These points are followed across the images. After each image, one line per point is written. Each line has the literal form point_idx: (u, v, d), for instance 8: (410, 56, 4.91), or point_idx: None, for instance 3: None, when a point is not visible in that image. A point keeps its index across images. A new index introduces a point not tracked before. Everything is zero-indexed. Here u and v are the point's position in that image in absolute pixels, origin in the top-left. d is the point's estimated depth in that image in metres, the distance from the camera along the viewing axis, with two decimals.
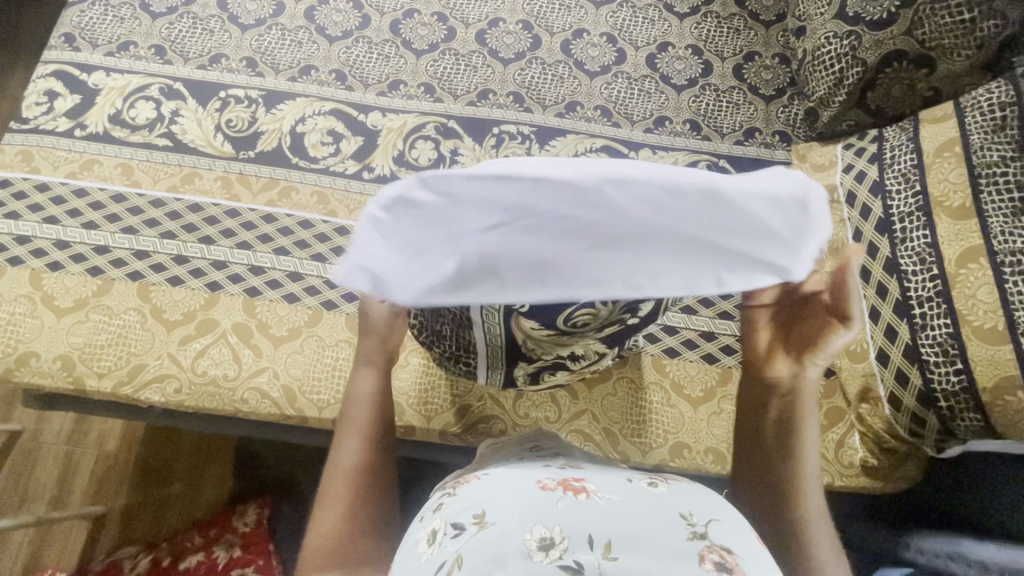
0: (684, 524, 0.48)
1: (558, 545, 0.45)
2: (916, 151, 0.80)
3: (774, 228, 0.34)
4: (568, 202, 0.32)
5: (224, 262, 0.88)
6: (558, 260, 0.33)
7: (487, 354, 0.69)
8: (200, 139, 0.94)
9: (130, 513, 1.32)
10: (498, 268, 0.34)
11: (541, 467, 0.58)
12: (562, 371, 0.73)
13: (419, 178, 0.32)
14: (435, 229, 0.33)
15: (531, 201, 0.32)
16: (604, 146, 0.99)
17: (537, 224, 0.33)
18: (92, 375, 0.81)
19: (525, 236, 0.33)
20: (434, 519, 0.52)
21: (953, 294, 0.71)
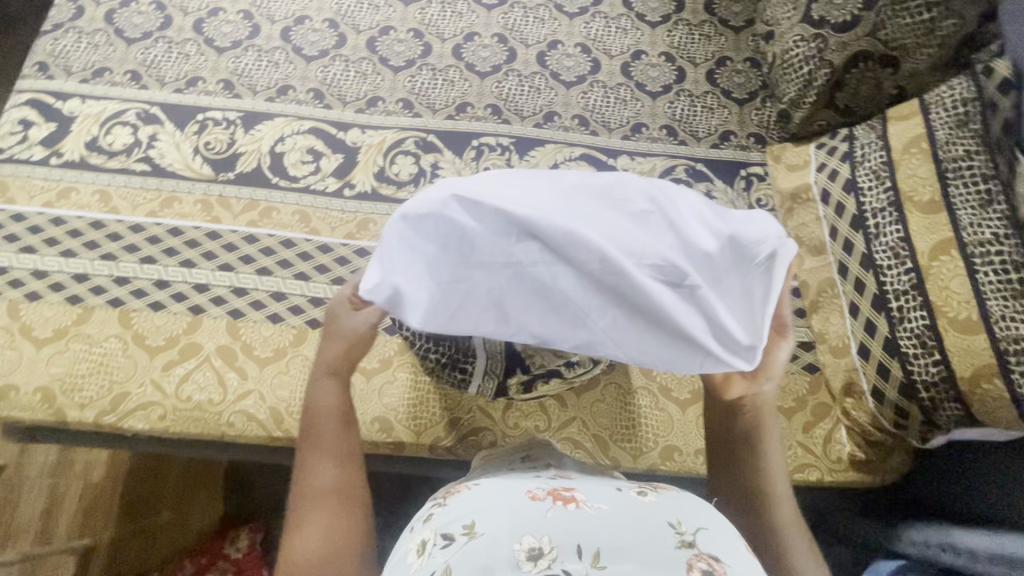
0: (672, 533, 0.48)
1: (547, 555, 0.45)
2: (886, 148, 0.82)
3: (700, 308, 0.50)
4: (577, 256, 0.48)
5: (206, 285, 0.87)
6: (543, 300, 0.50)
7: (487, 354, 0.71)
8: (178, 162, 0.94)
9: (119, 545, 1.29)
10: (503, 299, 0.50)
11: (532, 478, 0.57)
12: (555, 378, 0.75)
13: (485, 214, 0.49)
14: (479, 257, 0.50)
15: (548, 255, 0.49)
16: (583, 154, 1.00)
17: (544, 271, 0.49)
18: (74, 405, 0.80)
19: (531, 278, 0.50)
20: (425, 529, 0.51)
21: (928, 287, 0.72)
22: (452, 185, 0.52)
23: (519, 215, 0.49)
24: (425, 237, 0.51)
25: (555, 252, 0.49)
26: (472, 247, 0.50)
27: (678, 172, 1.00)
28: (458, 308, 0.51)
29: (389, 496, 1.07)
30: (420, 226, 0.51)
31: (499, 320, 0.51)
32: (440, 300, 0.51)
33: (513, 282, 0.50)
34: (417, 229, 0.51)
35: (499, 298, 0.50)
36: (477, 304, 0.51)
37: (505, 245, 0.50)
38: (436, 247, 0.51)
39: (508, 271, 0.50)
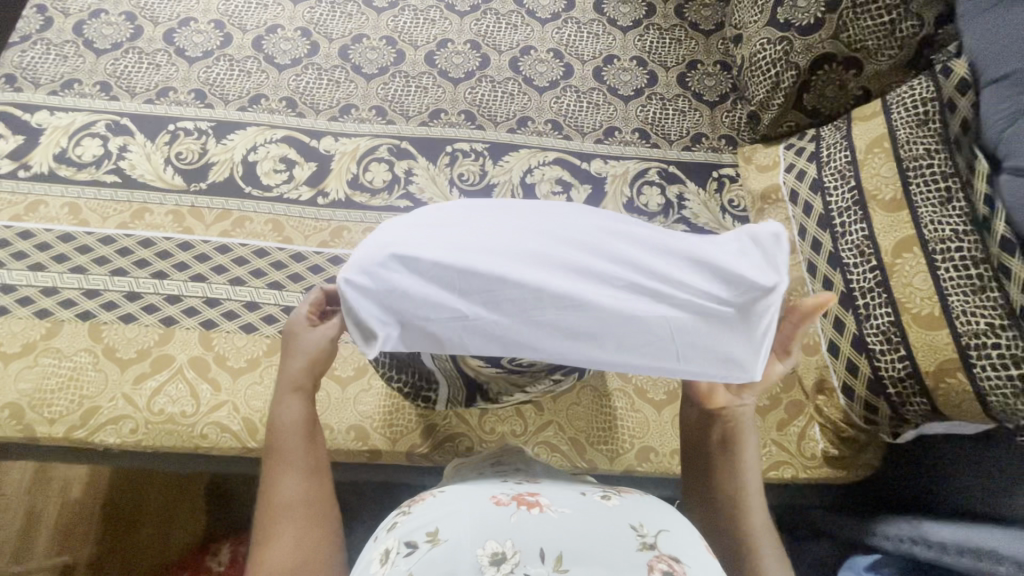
0: (633, 535, 0.49)
1: (510, 560, 0.45)
2: (850, 148, 0.84)
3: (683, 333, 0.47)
4: (536, 297, 0.45)
5: (178, 296, 0.87)
6: (513, 339, 0.47)
7: (448, 383, 0.72)
8: (149, 173, 0.94)
9: (99, 562, 1.27)
10: (469, 341, 0.48)
11: (497, 483, 0.57)
12: (519, 392, 0.72)
13: (432, 264, 0.46)
14: (437, 305, 0.46)
15: (511, 296, 0.45)
16: (557, 159, 1.01)
17: (507, 312, 0.46)
18: (43, 421, 0.79)
19: (496, 319, 0.46)
20: (388, 538, 0.51)
21: (892, 283, 0.73)
22: (390, 240, 0.47)
23: (463, 263, 0.45)
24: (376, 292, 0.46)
25: (514, 294, 0.45)
26: (427, 301, 0.46)
27: (650, 174, 1.00)
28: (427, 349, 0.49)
29: (369, 504, 1.06)
30: (362, 282, 0.46)
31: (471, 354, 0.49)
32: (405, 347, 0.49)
33: (478, 326, 0.47)
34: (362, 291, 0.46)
35: (471, 343, 0.47)
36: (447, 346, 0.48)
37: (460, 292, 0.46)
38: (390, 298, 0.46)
39: (471, 318, 0.46)
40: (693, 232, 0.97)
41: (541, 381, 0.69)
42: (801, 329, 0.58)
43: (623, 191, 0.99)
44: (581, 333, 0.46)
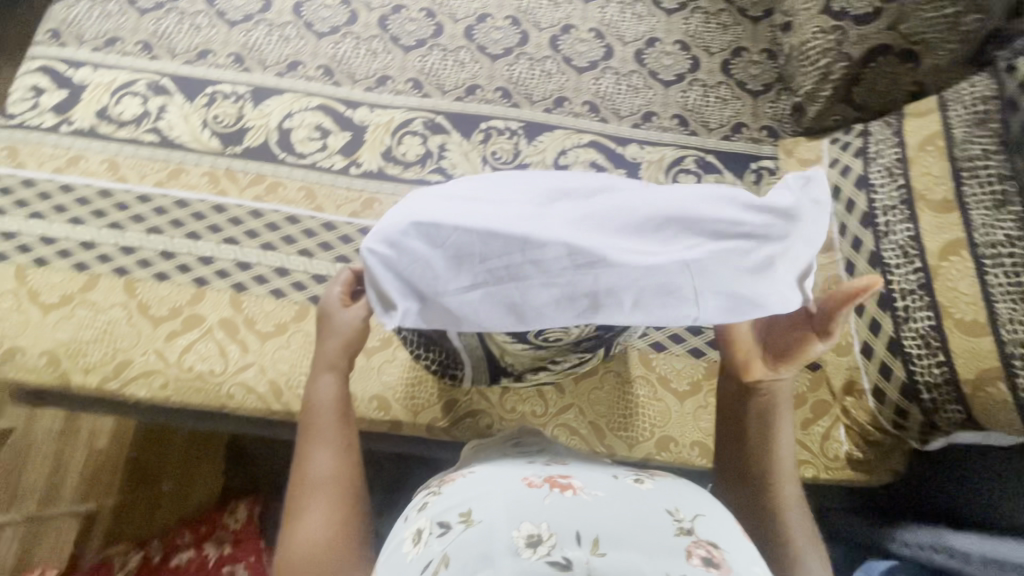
0: (670, 520, 0.49)
1: (546, 543, 0.45)
2: (900, 145, 0.81)
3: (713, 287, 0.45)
4: (556, 255, 0.44)
5: (211, 257, 0.88)
6: (536, 300, 0.46)
7: (473, 365, 0.73)
8: (186, 134, 0.94)
9: (121, 511, 1.32)
10: (492, 305, 0.47)
11: (527, 465, 0.58)
12: (540, 371, 0.73)
13: (449, 229, 0.45)
14: (457, 271, 0.46)
15: (530, 256, 0.44)
16: (592, 141, 0.99)
17: (527, 273, 0.45)
18: (78, 370, 0.81)
19: (516, 282, 0.45)
20: (419, 518, 0.52)
21: (936, 287, 0.71)
22: (413, 208, 0.47)
23: (480, 225, 0.44)
24: (399, 261, 0.47)
25: (532, 254, 0.44)
26: (446, 267, 0.46)
27: (687, 162, 0.98)
28: (450, 320, 0.49)
29: (385, 474, 1.08)
30: (386, 252, 0.47)
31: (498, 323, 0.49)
32: (428, 318, 0.49)
33: (501, 288, 0.46)
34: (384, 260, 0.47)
35: (494, 309, 0.47)
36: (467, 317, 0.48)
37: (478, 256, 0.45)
38: (411, 265, 0.47)
39: (491, 283, 0.46)
40: None
41: (563, 358, 0.69)
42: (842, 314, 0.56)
43: (658, 178, 0.97)
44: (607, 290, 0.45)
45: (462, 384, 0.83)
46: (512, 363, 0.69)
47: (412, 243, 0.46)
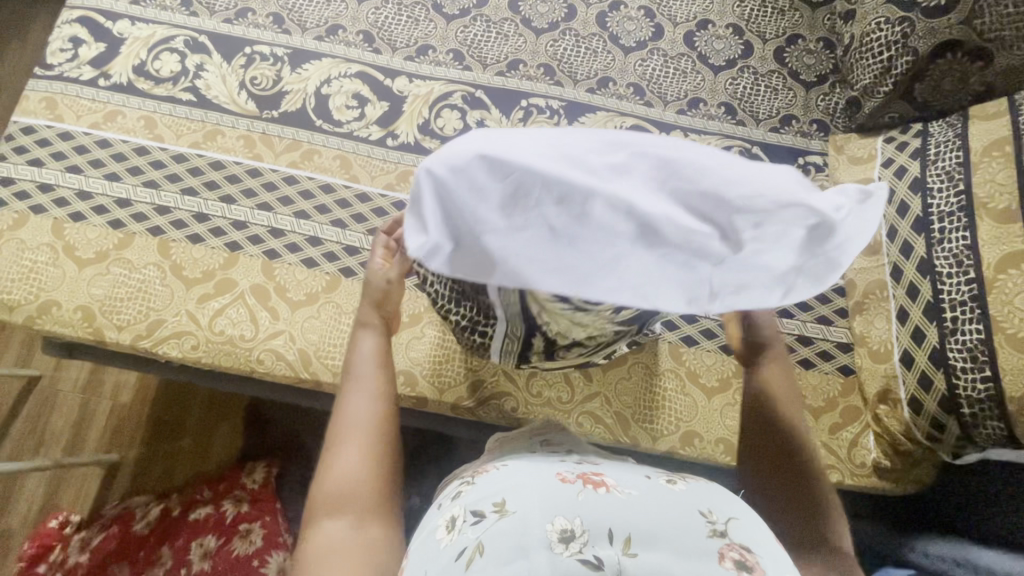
0: (704, 521, 0.48)
1: (579, 538, 0.46)
2: (964, 148, 0.77)
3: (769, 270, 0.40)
4: (622, 215, 0.37)
5: (244, 222, 0.87)
6: (584, 265, 0.38)
7: (506, 322, 0.61)
8: (223, 96, 0.93)
9: (142, 463, 1.35)
10: (533, 264, 0.38)
11: (558, 461, 0.58)
12: (573, 350, 0.67)
13: (515, 162, 0.36)
14: (508, 214, 0.38)
15: (593, 214, 0.37)
16: (634, 126, 0.96)
17: (582, 233, 0.38)
18: (112, 327, 0.82)
19: (569, 240, 0.38)
20: (453, 508, 0.53)
21: (989, 300, 0.68)
22: (482, 134, 0.39)
23: (550, 166, 0.36)
24: (450, 189, 0.38)
25: (598, 209, 0.37)
26: (500, 207, 0.38)
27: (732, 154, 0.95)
28: (479, 269, 0.40)
29: (403, 447, 1.09)
30: (439, 175, 0.38)
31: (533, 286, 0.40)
32: (454, 262, 0.40)
33: (551, 244, 0.38)
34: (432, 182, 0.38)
35: (535, 267, 0.38)
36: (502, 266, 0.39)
37: (538, 201, 0.37)
38: (461, 196, 0.38)
39: (544, 235, 0.38)
40: None
41: (597, 338, 0.62)
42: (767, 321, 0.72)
43: None
44: (667, 262, 0.38)
45: (485, 358, 0.77)
46: (546, 341, 0.63)
47: (472, 165, 0.37)
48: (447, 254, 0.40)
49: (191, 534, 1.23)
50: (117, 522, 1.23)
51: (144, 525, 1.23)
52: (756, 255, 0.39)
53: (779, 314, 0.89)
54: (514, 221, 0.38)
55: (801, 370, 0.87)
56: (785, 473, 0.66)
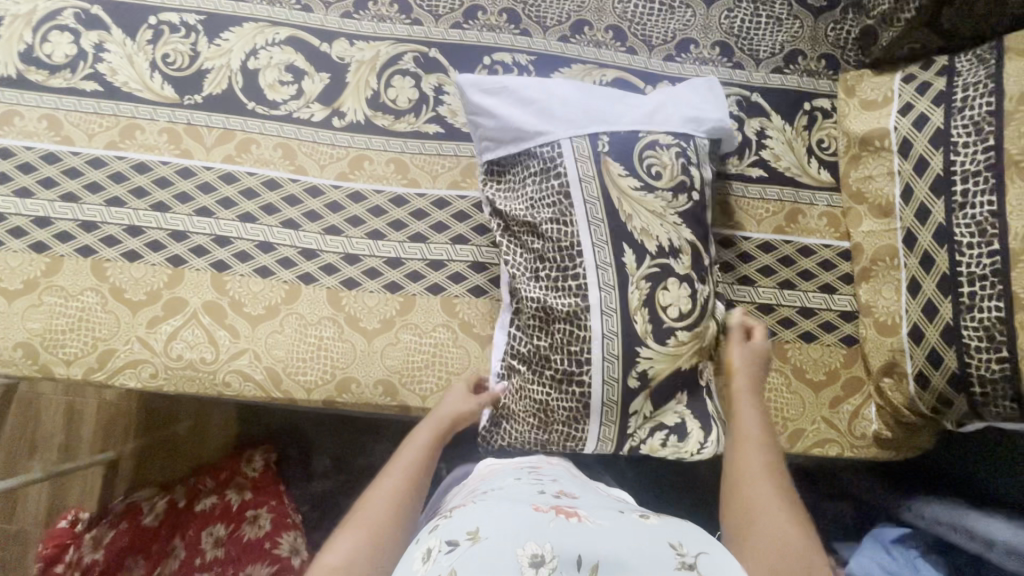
0: (672, 553, 0.45)
1: (548, 563, 0.43)
2: (997, 93, 0.66)
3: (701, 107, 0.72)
4: (612, 98, 0.72)
5: (184, 233, 0.78)
6: (611, 113, 0.70)
7: (592, 235, 0.66)
8: (134, 81, 0.79)
9: (141, 457, 1.34)
10: (586, 116, 0.70)
11: (537, 494, 0.55)
12: (675, 310, 0.66)
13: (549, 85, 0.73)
14: (557, 98, 0.71)
15: (598, 96, 0.72)
16: (616, 79, 0.83)
17: (600, 104, 0.71)
18: (59, 362, 0.75)
19: (595, 105, 0.71)
20: (429, 539, 0.49)
21: (1013, 275, 0.62)
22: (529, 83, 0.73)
23: (569, 85, 0.73)
24: (522, 97, 0.72)
25: (599, 95, 0.72)
26: (551, 97, 0.71)
27: (728, 104, 0.84)
28: (532, 129, 0.70)
29: None
30: (513, 92, 0.72)
31: (591, 124, 0.70)
32: (506, 130, 0.72)
33: (591, 107, 0.71)
34: (478, 84, 0.73)
35: (587, 116, 0.70)
36: (552, 122, 0.70)
37: (570, 97, 0.72)
38: (531, 99, 0.72)
39: (583, 106, 0.71)
40: (770, 177, 0.84)
41: (685, 272, 0.67)
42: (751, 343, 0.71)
43: None
44: (648, 109, 0.71)
45: (593, 388, 0.66)
46: (640, 280, 0.66)
47: (528, 87, 0.72)
48: (505, 123, 0.71)
49: (199, 526, 1.23)
50: (126, 517, 1.22)
51: (154, 517, 1.23)
52: (685, 101, 0.72)
53: (781, 285, 0.82)
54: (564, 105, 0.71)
55: (803, 345, 0.81)
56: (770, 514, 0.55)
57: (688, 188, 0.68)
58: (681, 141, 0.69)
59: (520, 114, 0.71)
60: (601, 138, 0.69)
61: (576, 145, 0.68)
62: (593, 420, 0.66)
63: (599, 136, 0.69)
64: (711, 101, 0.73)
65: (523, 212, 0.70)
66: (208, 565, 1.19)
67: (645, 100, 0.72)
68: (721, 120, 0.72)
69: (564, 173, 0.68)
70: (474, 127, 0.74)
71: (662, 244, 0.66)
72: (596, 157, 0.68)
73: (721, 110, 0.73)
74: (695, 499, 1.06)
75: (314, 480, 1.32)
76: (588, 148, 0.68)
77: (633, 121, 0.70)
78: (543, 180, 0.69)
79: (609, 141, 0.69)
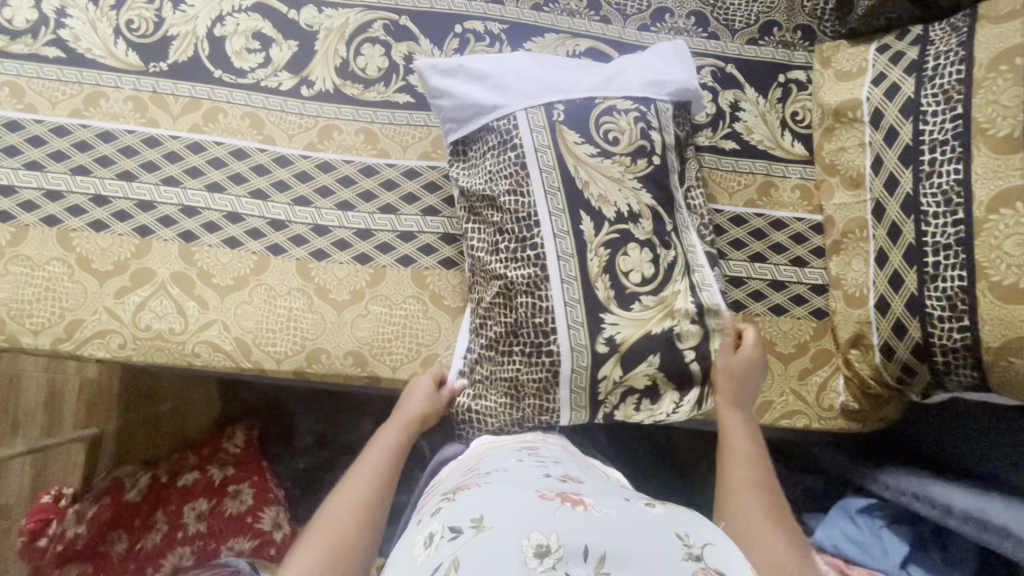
0: (678, 544, 0.43)
1: (554, 554, 0.40)
2: (967, 60, 0.66)
3: (662, 71, 0.71)
4: (570, 69, 0.72)
5: (151, 203, 0.77)
6: (569, 84, 0.70)
7: (550, 203, 0.66)
8: (97, 48, 0.78)
9: (124, 433, 1.31)
10: (544, 87, 0.70)
11: (542, 477, 0.53)
12: (637, 276, 0.66)
13: (506, 58, 0.72)
14: (514, 71, 0.70)
15: (556, 68, 0.71)
16: (589, 49, 0.82)
17: (558, 75, 0.71)
18: (27, 332, 0.75)
19: (553, 77, 0.70)
20: (432, 523, 0.47)
21: (976, 244, 0.62)
22: (486, 58, 0.72)
23: (526, 56, 0.72)
24: (480, 72, 0.71)
25: (557, 67, 0.71)
26: (509, 71, 0.71)
27: (703, 75, 0.84)
28: (489, 103, 0.70)
29: None
30: (471, 67, 0.71)
31: (549, 96, 0.69)
32: (464, 108, 0.71)
33: (549, 79, 0.70)
34: (437, 63, 0.72)
35: (544, 88, 0.69)
36: (509, 95, 0.69)
37: (528, 70, 0.71)
38: (488, 73, 0.71)
39: (541, 79, 0.70)
40: (743, 150, 0.83)
41: (646, 236, 0.67)
42: (738, 360, 0.71)
43: None
44: (607, 77, 0.70)
45: (560, 356, 0.66)
46: (599, 247, 0.66)
47: (485, 61, 0.71)
48: (461, 101, 0.71)
49: (181, 500, 1.22)
50: (108, 493, 1.19)
51: (137, 492, 1.21)
52: (645, 68, 0.71)
53: (752, 259, 0.82)
54: (522, 77, 0.70)
55: (773, 318, 0.81)
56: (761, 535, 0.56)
57: (647, 153, 0.68)
58: (640, 105, 0.69)
59: (479, 90, 0.70)
60: (557, 107, 0.68)
61: (531, 115, 0.68)
62: (562, 388, 0.67)
63: (554, 106, 0.69)
64: (672, 64, 0.72)
65: (479, 188, 0.70)
66: (189, 539, 1.19)
67: (604, 69, 0.71)
68: (683, 82, 0.71)
69: (519, 143, 0.67)
70: (437, 109, 0.74)
71: (620, 210, 0.66)
72: (551, 126, 0.68)
73: (683, 73, 0.72)
74: (670, 472, 1.07)
75: (296, 456, 1.32)
76: (545, 119, 0.68)
77: (591, 91, 0.69)
78: (499, 153, 0.69)
79: (565, 109, 0.68)
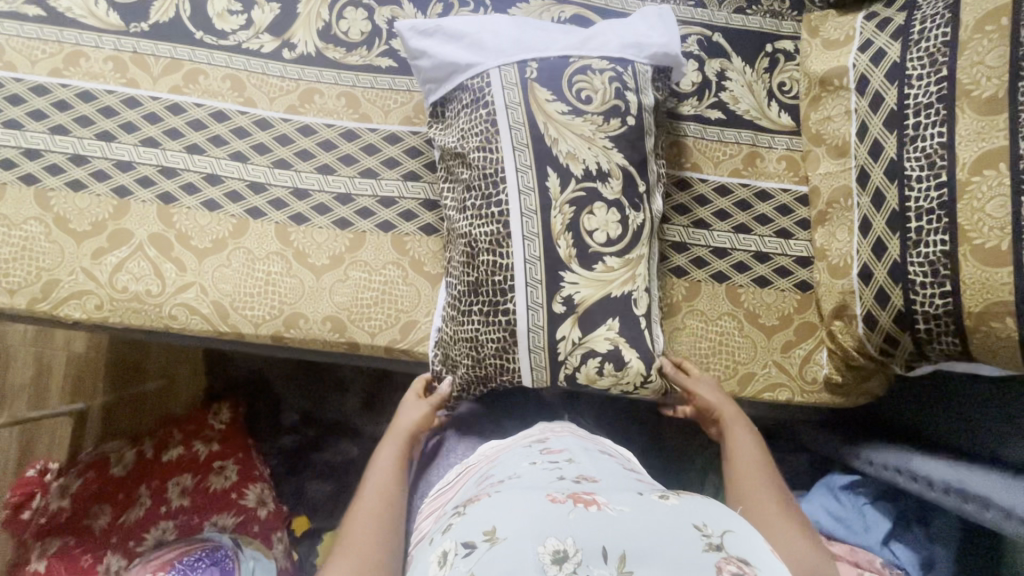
0: (698, 535, 0.40)
1: (573, 558, 0.37)
2: (953, 22, 0.64)
3: (642, 34, 0.70)
4: (549, 30, 0.71)
5: (130, 164, 0.77)
6: (546, 44, 0.69)
7: (514, 160, 0.66)
8: (78, 7, 0.78)
9: (112, 409, 1.30)
10: (520, 47, 0.69)
11: (556, 482, 0.50)
12: (601, 236, 0.66)
13: (486, 18, 0.71)
14: (491, 31, 0.70)
15: (534, 29, 0.70)
16: (574, 16, 0.82)
17: (536, 35, 0.70)
18: (2, 291, 0.74)
19: (530, 37, 0.70)
20: (445, 541, 0.43)
21: (959, 208, 0.61)
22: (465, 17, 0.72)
23: (505, 17, 0.72)
24: (458, 31, 0.70)
25: (536, 28, 0.71)
26: (486, 30, 0.70)
27: (689, 43, 0.83)
28: (463, 62, 0.69)
29: None
30: (449, 26, 0.70)
31: (524, 55, 0.68)
32: (441, 67, 0.70)
33: (526, 38, 0.69)
34: (417, 23, 0.71)
35: (520, 47, 0.69)
36: (485, 53, 0.69)
37: (506, 30, 0.70)
38: (466, 32, 0.70)
39: (518, 38, 0.69)
40: (729, 120, 0.82)
41: (614, 197, 0.67)
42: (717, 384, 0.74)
43: None
44: (585, 38, 0.69)
45: (517, 314, 0.66)
46: (564, 205, 0.66)
47: (464, 20, 0.71)
48: (438, 60, 0.70)
49: (165, 475, 1.17)
50: (93, 468, 1.16)
51: (122, 468, 1.17)
52: (625, 31, 0.70)
53: (736, 230, 0.81)
54: (499, 37, 0.69)
55: (756, 289, 0.80)
56: (781, 535, 0.59)
57: (621, 114, 0.67)
58: (616, 66, 0.68)
59: (456, 49, 0.70)
60: (529, 65, 0.68)
61: (504, 73, 0.68)
62: (520, 347, 0.66)
63: (527, 64, 0.68)
64: (652, 28, 0.71)
65: (453, 144, 0.71)
66: (172, 513, 1.14)
67: (584, 31, 0.71)
68: (663, 47, 0.70)
69: (490, 99, 0.67)
70: (416, 71, 0.73)
71: (589, 168, 0.66)
72: (524, 84, 0.67)
73: (665, 36, 0.71)
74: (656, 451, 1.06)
75: (282, 435, 1.31)
76: (519, 76, 0.67)
77: (567, 51, 0.68)
78: (471, 111, 0.69)
79: (537, 67, 0.68)
